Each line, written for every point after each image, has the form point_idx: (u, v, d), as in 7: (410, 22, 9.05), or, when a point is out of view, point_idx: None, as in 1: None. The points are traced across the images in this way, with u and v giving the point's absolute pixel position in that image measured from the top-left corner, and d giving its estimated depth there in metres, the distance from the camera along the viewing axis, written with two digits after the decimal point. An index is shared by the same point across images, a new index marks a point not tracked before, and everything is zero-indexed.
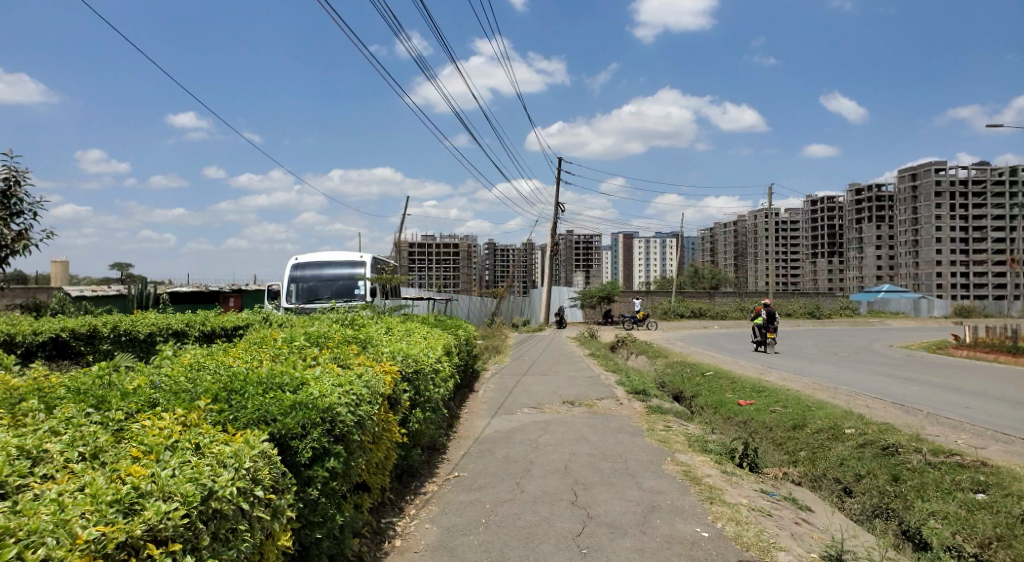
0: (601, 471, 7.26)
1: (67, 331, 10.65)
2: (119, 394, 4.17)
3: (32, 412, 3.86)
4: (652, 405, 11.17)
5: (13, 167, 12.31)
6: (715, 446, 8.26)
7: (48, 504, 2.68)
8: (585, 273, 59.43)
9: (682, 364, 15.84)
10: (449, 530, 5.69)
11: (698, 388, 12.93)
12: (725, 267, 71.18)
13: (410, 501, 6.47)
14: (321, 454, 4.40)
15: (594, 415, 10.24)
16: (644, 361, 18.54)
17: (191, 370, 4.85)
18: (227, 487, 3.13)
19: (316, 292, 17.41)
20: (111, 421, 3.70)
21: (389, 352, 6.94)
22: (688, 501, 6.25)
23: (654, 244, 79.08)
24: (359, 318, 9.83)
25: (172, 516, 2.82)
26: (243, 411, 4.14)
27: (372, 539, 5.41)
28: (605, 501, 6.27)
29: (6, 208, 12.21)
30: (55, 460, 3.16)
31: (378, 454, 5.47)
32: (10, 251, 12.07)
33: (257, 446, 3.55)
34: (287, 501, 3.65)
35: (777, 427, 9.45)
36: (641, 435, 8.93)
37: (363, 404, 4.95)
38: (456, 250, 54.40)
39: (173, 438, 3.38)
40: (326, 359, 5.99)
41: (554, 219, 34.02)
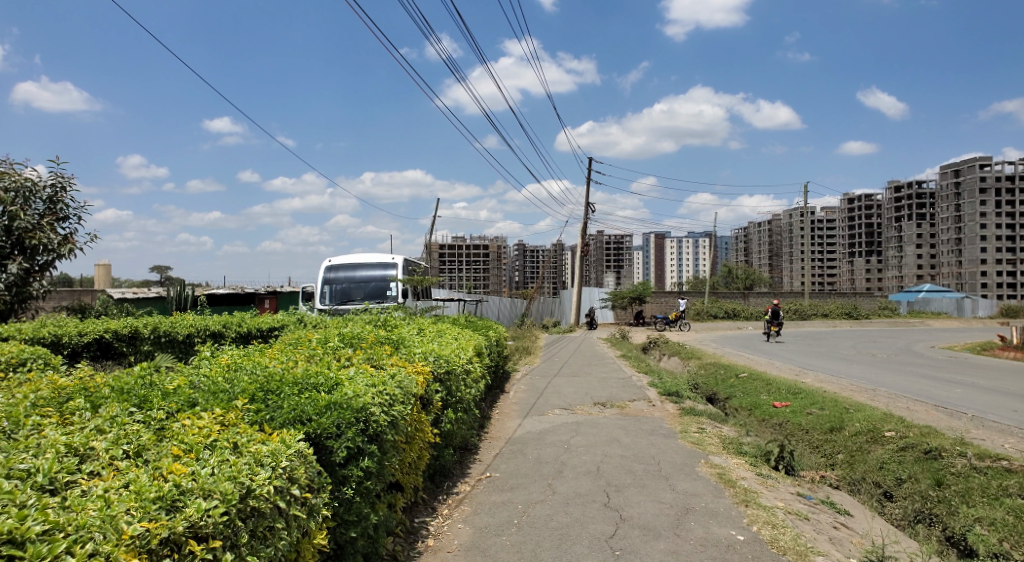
0: (634, 473, 7.22)
1: (110, 333, 10.88)
2: (161, 394, 4.27)
3: (79, 410, 3.98)
4: (686, 406, 11.08)
5: (60, 173, 12.69)
6: (750, 449, 8.15)
7: (95, 500, 2.76)
8: (616, 273, 59.17)
9: (716, 366, 15.65)
10: (482, 530, 5.71)
11: (733, 390, 12.76)
12: (759, 267, 70.21)
13: (443, 501, 6.51)
14: (355, 453, 4.45)
15: (625, 417, 10.20)
16: (677, 362, 18.35)
17: (229, 370, 4.94)
18: (265, 485, 3.19)
19: (350, 293, 17.62)
20: (154, 420, 3.80)
21: (422, 353, 6.99)
22: (723, 504, 6.18)
23: (686, 244, 78.30)
24: (391, 319, 9.90)
25: (212, 514, 2.87)
26: (279, 411, 4.21)
27: (406, 539, 5.46)
28: (638, 503, 6.23)
29: (52, 213, 12.58)
30: (101, 457, 3.24)
31: (411, 453, 5.51)
32: (56, 254, 12.46)
33: (293, 446, 3.61)
34: (322, 500, 3.71)
35: (814, 430, 9.29)
36: (674, 437, 8.86)
37: (397, 404, 4.99)
38: (487, 251, 54.61)
39: (212, 438, 3.46)
40: (360, 359, 6.08)
41: (586, 219, 33.89)
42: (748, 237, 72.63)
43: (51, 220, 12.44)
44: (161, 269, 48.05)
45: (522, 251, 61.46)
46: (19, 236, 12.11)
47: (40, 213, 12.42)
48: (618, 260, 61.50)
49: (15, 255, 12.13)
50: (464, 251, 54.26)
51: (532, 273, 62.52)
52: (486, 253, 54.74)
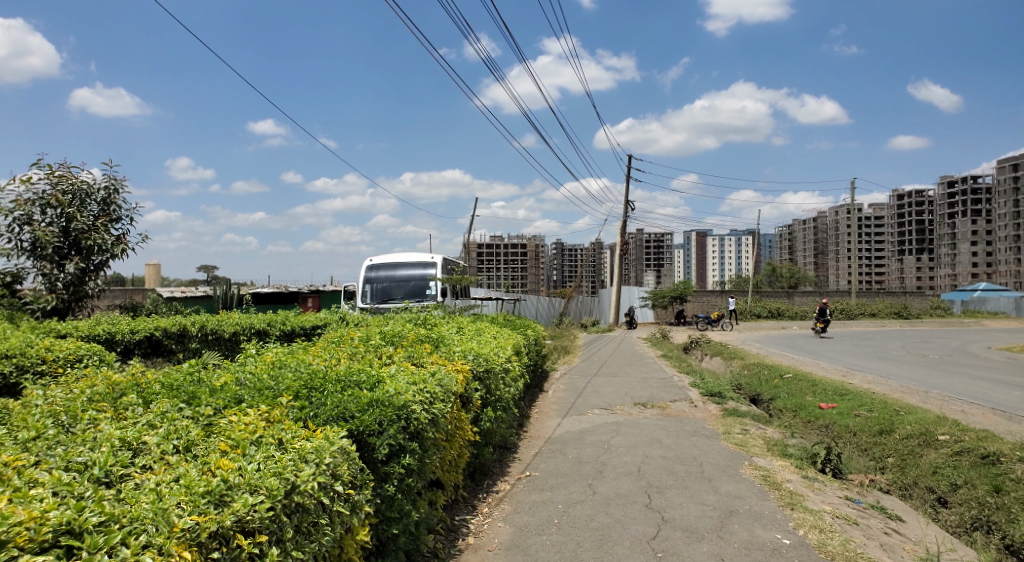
0: (676, 474, 7.13)
1: (159, 331, 11.15)
2: (208, 390, 4.38)
3: (131, 405, 4.09)
4: (728, 408, 10.90)
5: (114, 175, 13.08)
6: (796, 451, 7.97)
7: (148, 493, 2.83)
8: (656, 273, 58.58)
9: (759, 367, 15.33)
10: (522, 529, 5.71)
11: (777, 391, 12.48)
12: (803, 266, 68.70)
13: (483, 499, 6.53)
14: (397, 450, 4.50)
15: (666, 418, 10.06)
16: (719, 362, 18.04)
17: (274, 367, 5.03)
18: (309, 481, 3.24)
19: (390, 292, 17.81)
20: (202, 415, 3.89)
21: (461, 351, 7.01)
22: (767, 507, 6.05)
23: (728, 242, 76.90)
24: (431, 318, 9.97)
25: (258, 509, 2.91)
26: (323, 407, 4.26)
27: (447, 537, 5.48)
28: (681, 504, 6.15)
29: (106, 214, 12.95)
30: (152, 452, 3.33)
31: (451, 451, 5.52)
32: (110, 255, 12.84)
33: (337, 443, 3.66)
34: (365, 496, 3.74)
35: (862, 432, 9.03)
36: (717, 438, 8.72)
37: (437, 402, 5.01)
38: (525, 251, 54.58)
39: (258, 434, 3.53)
40: (401, 358, 6.11)
41: (625, 218, 33.57)
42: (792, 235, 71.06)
43: (105, 221, 12.83)
44: (208, 268, 49.31)
45: (560, 250, 61.18)
46: (76, 237, 12.56)
47: (95, 215, 12.82)
48: (658, 259, 60.81)
49: (71, 255, 12.58)
50: (502, 251, 54.36)
51: (570, 272, 62.18)
52: (524, 252, 54.66)
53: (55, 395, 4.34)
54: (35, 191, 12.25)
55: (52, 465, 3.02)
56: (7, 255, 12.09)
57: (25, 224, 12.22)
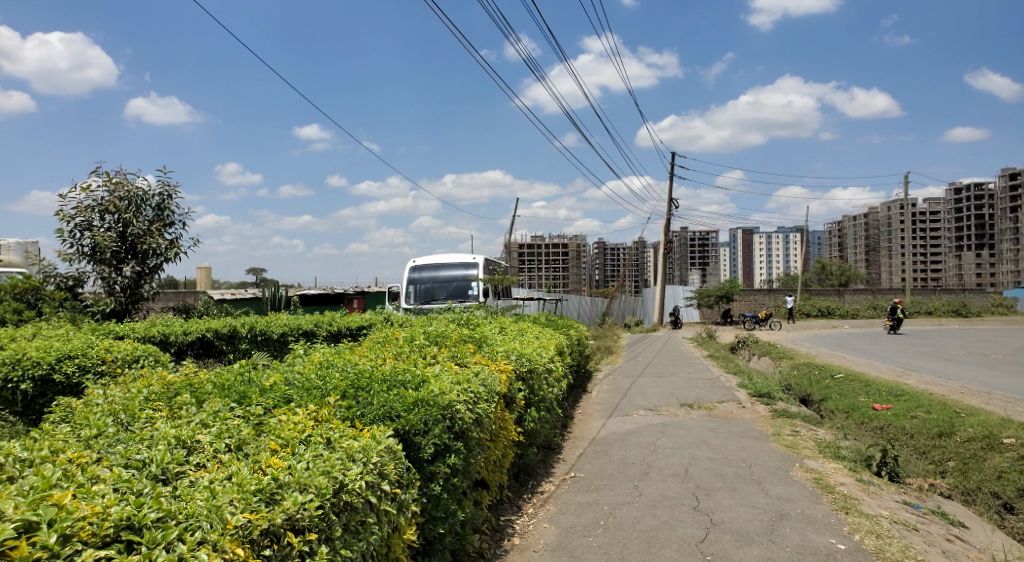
0: (724, 476, 6.99)
1: (211, 332, 11.38)
2: (258, 390, 4.46)
3: (185, 405, 4.20)
4: (778, 408, 10.65)
5: (167, 182, 13.45)
6: (849, 453, 7.74)
7: (202, 491, 2.88)
8: (701, 272, 57.71)
9: (809, 367, 14.95)
10: (567, 530, 5.67)
11: (828, 392, 12.15)
12: (854, 263, 66.83)
13: (528, 499, 6.52)
14: (442, 450, 4.52)
15: (714, 419, 9.89)
16: (768, 362, 17.67)
17: (321, 367, 5.10)
18: (357, 480, 3.27)
19: (433, 293, 17.94)
20: (252, 414, 3.96)
21: (504, 351, 7.02)
22: (821, 511, 5.89)
23: (775, 240, 75.36)
24: (474, 317, 10.01)
25: (308, 507, 2.94)
26: (369, 407, 4.30)
27: (492, 537, 5.48)
28: (730, 507, 6.02)
29: (160, 219, 13.31)
30: (205, 450, 3.40)
31: (495, 451, 5.52)
32: (164, 258, 13.24)
33: (383, 442, 3.69)
34: (411, 495, 3.76)
35: (920, 435, 8.72)
36: (766, 440, 8.53)
37: (481, 402, 5.00)
38: (567, 250, 54.35)
39: (306, 433, 3.58)
40: (444, 358, 6.13)
41: (668, 216, 33.16)
42: (842, 231, 69.23)
43: (160, 226, 13.21)
44: (257, 270, 50.48)
45: (603, 250, 60.68)
46: (132, 241, 12.98)
47: (150, 220, 13.20)
48: (703, 258, 59.87)
49: (128, 259, 13.01)
50: (544, 251, 54.28)
51: (613, 271, 61.67)
52: (566, 252, 54.43)
53: (114, 395, 4.48)
54: (95, 198, 12.69)
55: (113, 462, 3.12)
56: (68, 260, 12.56)
57: (85, 229, 12.67)
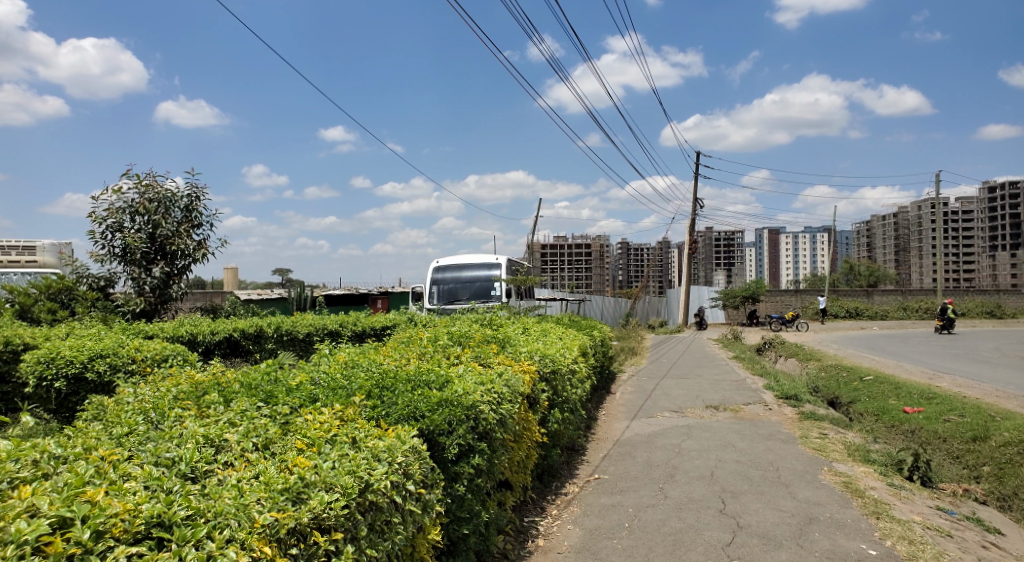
0: (751, 479, 6.91)
1: (238, 332, 11.49)
2: (285, 389, 4.49)
3: (213, 403, 4.24)
4: (805, 410, 10.50)
5: (195, 184, 13.65)
6: (880, 457, 7.60)
7: (231, 489, 2.91)
8: (726, 272, 57.14)
9: (837, 369, 14.73)
10: (592, 532, 5.64)
11: (857, 394, 11.96)
12: (884, 263, 65.73)
13: (552, 501, 6.49)
14: (467, 451, 4.52)
15: (740, 421, 9.78)
16: (795, 363, 17.45)
17: (346, 367, 5.12)
18: (382, 480, 3.27)
19: (456, 293, 17.98)
20: (279, 414, 3.99)
21: (527, 352, 7.02)
22: (851, 515, 5.79)
23: (802, 240, 74.50)
24: (496, 318, 10.01)
25: (334, 506, 2.95)
26: (394, 407, 4.31)
27: (516, 538, 5.48)
28: (757, 511, 5.94)
29: (188, 220, 13.50)
30: (233, 448, 3.42)
31: (519, 452, 5.52)
32: (192, 259, 13.46)
33: (408, 442, 3.70)
34: (436, 495, 3.77)
35: (953, 438, 8.54)
36: (794, 443, 8.42)
37: (505, 403, 5.00)
38: (590, 250, 54.17)
39: (332, 433, 3.60)
40: (468, 358, 6.15)
41: (693, 216, 32.89)
42: (870, 231, 68.13)
43: (188, 228, 13.41)
44: (284, 271, 51.05)
45: (626, 250, 60.34)
46: (161, 242, 13.19)
47: (179, 222, 13.41)
48: (728, 258, 59.27)
49: (158, 260, 13.24)
50: (567, 251, 54.16)
51: (637, 271, 61.34)
52: (589, 252, 54.24)
53: (143, 394, 4.53)
54: (125, 200, 12.92)
55: (143, 460, 3.16)
56: (100, 261, 12.80)
57: (117, 231, 12.91)
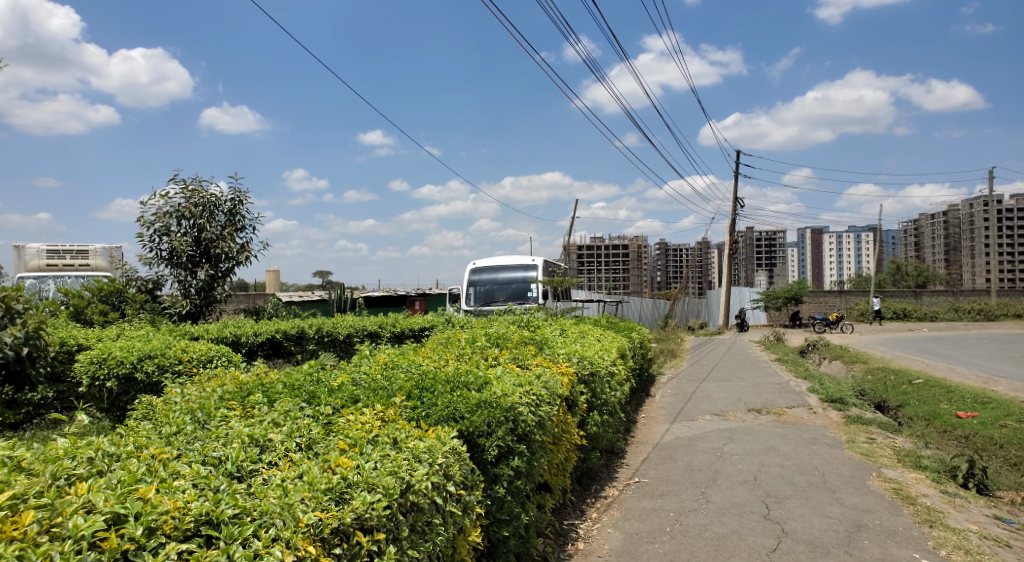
0: (796, 484, 6.75)
1: (280, 333, 11.68)
2: (327, 389, 4.54)
3: (258, 404, 4.32)
4: (851, 414, 10.23)
5: (239, 189, 13.91)
6: (932, 463, 7.36)
7: (276, 488, 2.94)
8: (768, 273, 56.10)
9: (885, 372, 14.31)
10: (633, 536, 5.57)
11: (906, 398, 11.60)
12: (933, 263, 63.78)
13: (591, 503, 6.45)
14: (506, 452, 4.51)
15: (783, 424, 9.59)
16: (840, 366, 17.02)
17: (386, 368, 5.17)
18: (423, 481, 3.28)
19: (492, 295, 18.02)
20: (322, 414, 4.04)
21: (565, 354, 6.99)
22: (902, 523, 5.62)
23: (847, 239, 72.82)
24: (534, 320, 9.97)
25: (376, 507, 2.96)
26: (433, 408, 4.33)
27: (556, 541, 5.44)
28: (802, 516, 5.81)
29: (231, 224, 13.76)
30: (277, 448, 3.47)
31: (559, 455, 5.49)
32: (235, 262, 13.76)
33: (448, 443, 3.70)
34: (476, 497, 3.76)
35: (1011, 445, 8.22)
36: (840, 447, 8.21)
37: (544, 405, 4.98)
38: (627, 251, 53.78)
39: (373, 433, 3.63)
40: (506, 359, 6.16)
41: (733, 216, 32.32)
42: (919, 230, 66.21)
43: (232, 231, 13.67)
44: (324, 273, 51.79)
45: (665, 251, 59.71)
46: (206, 246, 13.48)
47: (223, 225, 13.67)
48: (770, 258, 58.15)
49: (203, 262, 13.56)
50: (605, 252, 53.85)
51: (675, 272, 60.68)
52: (627, 253, 53.83)
53: (191, 394, 4.64)
54: (172, 204, 13.24)
55: (192, 458, 3.22)
56: (148, 264, 13.16)
57: (164, 234, 13.25)
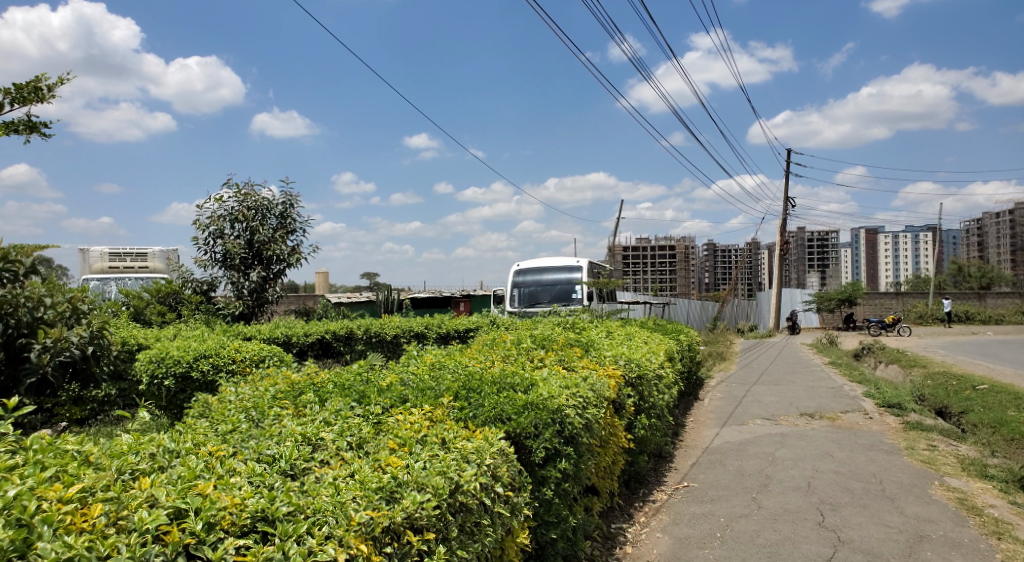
0: (852, 491, 6.54)
1: (330, 334, 11.87)
2: (377, 389, 4.58)
3: (309, 403, 4.39)
4: (910, 420, 9.87)
5: (290, 192, 14.21)
6: (998, 472, 7.04)
7: (328, 487, 2.98)
8: (821, 274, 54.62)
9: (947, 377, 13.74)
10: (682, 541, 5.48)
11: (969, 403, 11.13)
12: (998, 264, 61.17)
13: (640, 508, 6.36)
14: (553, 455, 4.49)
15: (837, 430, 9.31)
16: (897, 370, 16.46)
17: (434, 367, 5.22)
18: (472, 481, 3.29)
19: (537, 296, 18.00)
20: (371, 414, 4.08)
21: (612, 356, 6.93)
22: (966, 534, 5.39)
23: (904, 239, 70.51)
24: (580, 322, 9.92)
25: (426, 507, 2.98)
26: (481, 408, 4.34)
27: (604, 544, 5.39)
28: (859, 525, 5.63)
29: (283, 227, 14.06)
30: (329, 447, 3.51)
31: (606, 458, 5.43)
32: (286, 264, 14.06)
33: (496, 445, 3.70)
34: (524, 499, 3.75)
35: None
36: (899, 454, 7.93)
37: (591, 407, 4.93)
38: (674, 252, 53.08)
39: (422, 433, 3.65)
40: (552, 361, 6.14)
41: (784, 216, 31.63)
42: (982, 229, 63.64)
43: (283, 234, 13.98)
44: (371, 276, 52.81)
45: (713, 252, 58.78)
46: (259, 248, 13.80)
47: (275, 228, 13.99)
48: (822, 258, 56.56)
49: (255, 264, 13.90)
50: (651, 253, 53.31)
51: (724, 274, 59.61)
52: (674, 254, 53.15)
53: (245, 392, 4.75)
54: (226, 208, 13.61)
55: (248, 456, 3.30)
56: (203, 266, 13.55)
57: (218, 237, 13.62)
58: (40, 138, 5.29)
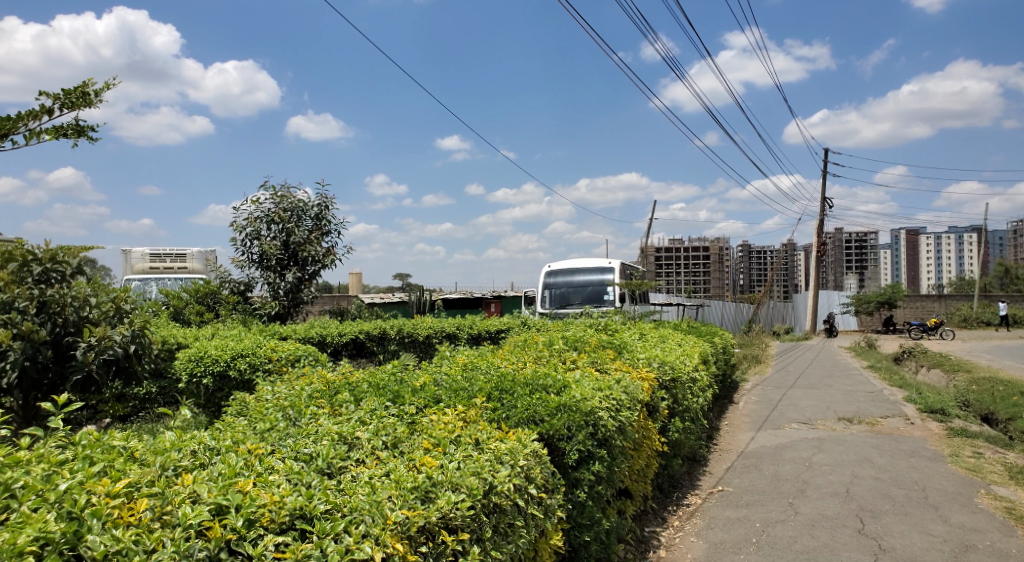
0: (894, 499, 6.38)
1: (363, 334, 11.99)
2: (411, 389, 4.61)
3: (344, 402, 4.44)
4: (954, 426, 9.60)
5: (325, 194, 14.40)
6: None
7: (364, 485, 3.00)
8: (859, 275, 53.50)
9: (993, 382, 13.34)
10: (717, 546, 5.41)
11: (1017, 410, 10.78)
12: None
13: (673, 511, 6.30)
14: (587, 457, 4.46)
15: (877, 435, 9.11)
16: (940, 375, 16.03)
17: (467, 368, 5.25)
18: (505, 482, 3.29)
19: (568, 297, 17.95)
20: (405, 414, 4.10)
21: (646, 358, 6.88)
22: (1014, 545, 5.23)
23: (946, 241, 68.73)
24: (612, 323, 9.86)
25: (460, 507, 2.98)
26: (514, 410, 4.34)
27: (637, 548, 5.35)
28: (901, 533, 5.49)
29: (318, 228, 14.25)
30: (365, 446, 3.54)
31: (639, 461, 5.38)
32: (321, 264, 14.23)
33: (529, 446, 3.70)
34: (557, 501, 3.74)
35: None
36: (943, 461, 7.72)
37: (624, 410, 4.89)
38: (708, 253, 52.50)
39: (456, 433, 3.66)
40: (585, 363, 6.11)
41: (822, 216, 31.08)
42: None
43: (319, 235, 14.16)
44: (404, 277, 53.34)
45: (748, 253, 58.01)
46: (294, 249, 14.01)
47: (310, 229, 14.18)
48: (861, 260, 55.40)
49: (291, 265, 14.10)
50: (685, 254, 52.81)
51: (760, 275, 58.73)
52: (708, 255, 52.57)
53: (281, 391, 4.82)
54: (263, 209, 13.84)
55: (285, 454, 3.34)
56: (240, 266, 13.80)
57: (255, 238, 13.85)
58: (88, 141, 5.44)
